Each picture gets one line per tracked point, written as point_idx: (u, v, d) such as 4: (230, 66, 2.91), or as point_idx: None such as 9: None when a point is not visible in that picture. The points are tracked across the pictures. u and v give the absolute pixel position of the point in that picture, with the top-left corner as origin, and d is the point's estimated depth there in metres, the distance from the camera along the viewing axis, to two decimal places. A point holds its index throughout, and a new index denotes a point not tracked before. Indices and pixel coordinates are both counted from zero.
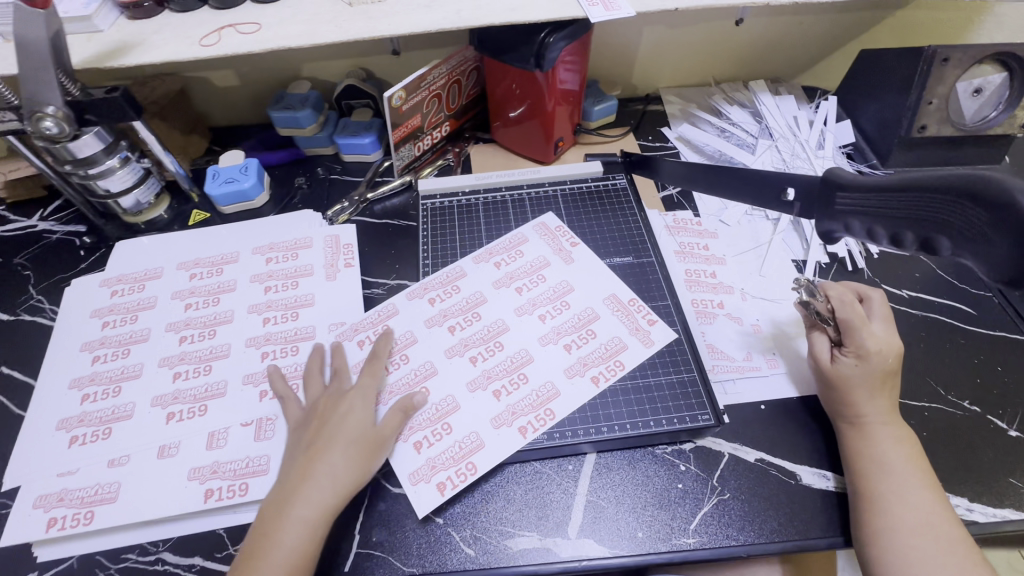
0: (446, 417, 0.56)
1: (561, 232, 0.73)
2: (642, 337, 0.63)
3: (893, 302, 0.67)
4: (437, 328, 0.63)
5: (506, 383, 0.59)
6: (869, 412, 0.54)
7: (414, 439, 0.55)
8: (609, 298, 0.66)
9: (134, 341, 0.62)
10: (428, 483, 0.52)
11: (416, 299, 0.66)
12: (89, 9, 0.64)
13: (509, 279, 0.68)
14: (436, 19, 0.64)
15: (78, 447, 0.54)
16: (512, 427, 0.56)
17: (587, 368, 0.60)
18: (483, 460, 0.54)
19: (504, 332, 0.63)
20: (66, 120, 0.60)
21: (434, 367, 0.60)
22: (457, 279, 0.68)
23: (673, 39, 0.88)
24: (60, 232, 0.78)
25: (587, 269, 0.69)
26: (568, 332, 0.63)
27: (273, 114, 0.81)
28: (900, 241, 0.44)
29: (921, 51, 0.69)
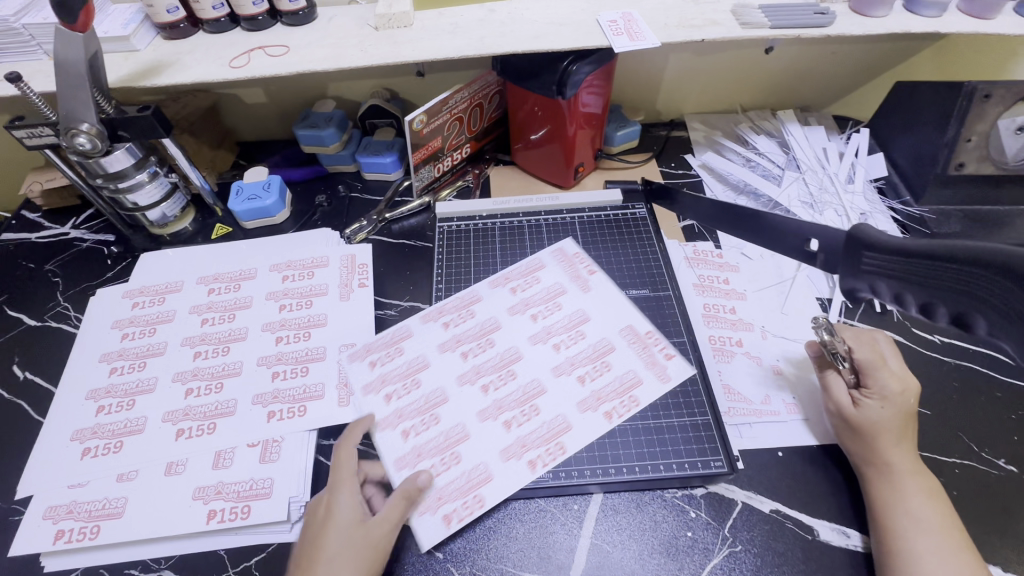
0: (455, 445, 0.55)
1: (577, 258, 0.72)
2: (658, 372, 0.61)
3: (924, 348, 0.64)
4: (450, 354, 0.62)
5: (517, 415, 0.58)
6: (896, 460, 0.51)
7: (421, 467, 0.54)
8: (625, 329, 0.64)
9: (151, 354, 0.63)
10: (433, 514, 0.51)
11: (429, 322, 0.65)
12: (127, 30, 0.67)
13: (524, 305, 0.67)
14: (460, 46, 0.65)
15: (89, 459, 0.55)
16: (521, 460, 0.55)
17: (601, 403, 0.58)
18: (490, 492, 0.53)
19: (516, 361, 0.62)
20: (99, 137, 0.62)
21: (445, 395, 0.59)
22: (472, 304, 0.67)
23: (699, 66, 0.87)
24: (90, 241, 0.81)
25: (605, 299, 0.67)
26: (582, 363, 0.61)
27: (298, 132, 0.82)
28: (932, 313, 0.39)
29: (960, 86, 0.66)
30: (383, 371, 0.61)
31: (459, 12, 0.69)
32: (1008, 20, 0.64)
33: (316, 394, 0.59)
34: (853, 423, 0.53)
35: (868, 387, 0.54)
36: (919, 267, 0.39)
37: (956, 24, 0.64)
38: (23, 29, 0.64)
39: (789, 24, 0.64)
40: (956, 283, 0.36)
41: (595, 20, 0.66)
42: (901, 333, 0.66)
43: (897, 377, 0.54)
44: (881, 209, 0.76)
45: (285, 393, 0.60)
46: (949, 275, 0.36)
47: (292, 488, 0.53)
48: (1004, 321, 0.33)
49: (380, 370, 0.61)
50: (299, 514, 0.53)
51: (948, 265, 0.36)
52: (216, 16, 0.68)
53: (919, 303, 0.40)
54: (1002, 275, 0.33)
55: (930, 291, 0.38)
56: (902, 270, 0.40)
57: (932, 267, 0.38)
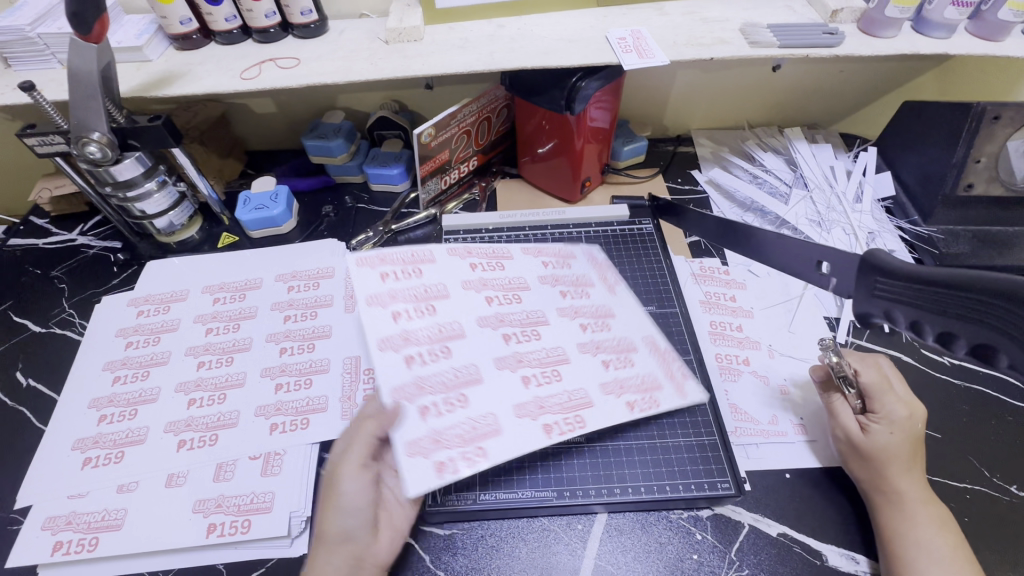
0: (464, 386, 0.51)
1: (607, 266, 0.70)
2: (677, 385, 0.58)
3: (934, 370, 0.63)
4: (473, 292, 0.60)
5: (537, 373, 0.55)
6: (906, 489, 0.50)
7: (421, 403, 0.49)
8: (647, 339, 0.62)
9: (155, 363, 0.63)
10: (425, 458, 0.46)
11: (456, 256, 0.62)
12: (140, 40, 0.67)
13: (553, 279, 0.65)
14: (469, 60, 0.65)
15: (90, 470, 0.55)
16: (536, 421, 0.51)
17: (624, 391, 0.55)
18: (495, 447, 0.48)
19: (542, 323, 0.60)
20: (109, 146, 0.62)
21: (462, 329, 0.56)
22: (504, 259, 0.65)
23: (707, 83, 0.87)
24: (97, 248, 0.81)
25: (629, 307, 0.65)
26: (607, 350, 0.59)
27: (307, 142, 0.83)
28: (951, 344, 0.38)
29: (970, 107, 0.67)
30: (396, 287, 0.56)
31: (469, 27, 0.70)
32: (1017, 42, 0.64)
33: (319, 407, 0.59)
34: (860, 448, 0.52)
35: (876, 413, 0.53)
36: (939, 294, 0.38)
37: (964, 46, 0.64)
38: (38, 38, 0.64)
39: (798, 43, 0.64)
40: (974, 310, 0.35)
41: (604, 37, 0.66)
42: (911, 354, 0.65)
43: (906, 403, 0.53)
44: (889, 228, 0.76)
45: (289, 405, 0.59)
46: (972, 303, 0.35)
47: (293, 502, 0.53)
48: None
49: (393, 284, 0.56)
50: (300, 529, 0.52)
51: (966, 294, 0.36)
52: (228, 28, 0.69)
53: (937, 332, 0.39)
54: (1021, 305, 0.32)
55: (947, 319, 0.38)
56: (921, 298, 0.39)
57: (951, 293, 0.37)
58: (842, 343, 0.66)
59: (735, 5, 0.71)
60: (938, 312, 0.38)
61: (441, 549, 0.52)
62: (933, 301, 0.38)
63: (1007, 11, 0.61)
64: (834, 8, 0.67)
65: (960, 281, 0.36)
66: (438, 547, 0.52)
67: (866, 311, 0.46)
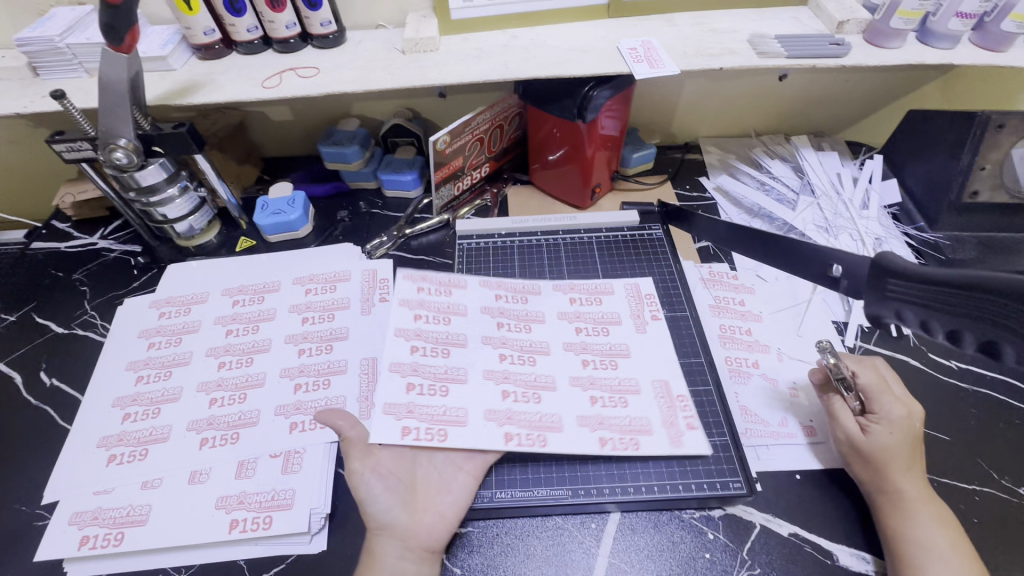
0: (449, 380, 0.59)
1: (647, 299, 0.70)
2: (673, 434, 0.57)
3: (941, 373, 0.64)
4: (488, 317, 0.66)
5: (518, 391, 0.59)
6: (906, 487, 0.51)
7: (411, 380, 0.58)
8: (658, 382, 0.61)
9: (176, 363, 0.65)
10: (395, 420, 0.55)
11: (485, 287, 0.69)
12: (164, 50, 0.69)
13: (575, 316, 0.67)
14: (484, 70, 0.67)
15: (115, 467, 0.56)
16: (500, 427, 0.56)
17: (601, 427, 0.57)
18: (456, 434, 0.55)
19: (543, 353, 0.63)
20: (135, 152, 0.64)
21: (465, 340, 0.63)
22: (530, 293, 0.70)
23: (715, 92, 0.89)
24: (117, 251, 0.83)
25: (659, 348, 0.64)
26: (602, 388, 0.60)
27: (322, 148, 0.84)
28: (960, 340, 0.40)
29: (974, 116, 0.68)
30: (425, 297, 0.66)
31: (483, 37, 0.72)
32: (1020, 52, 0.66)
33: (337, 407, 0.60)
34: (861, 448, 0.53)
35: (875, 414, 0.55)
36: (951, 295, 0.39)
37: (968, 56, 0.66)
38: (66, 48, 0.67)
39: (805, 54, 0.66)
40: (991, 311, 0.36)
41: (616, 48, 0.68)
42: (919, 358, 0.66)
43: (902, 405, 0.55)
44: (896, 234, 0.77)
45: (308, 405, 0.60)
46: (985, 304, 0.37)
47: (313, 499, 0.54)
48: None
49: (425, 295, 0.66)
50: (319, 525, 0.53)
51: (980, 296, 0.37)
52: (249, 38, 0.71)
53: (946, 330, 0.40)
54: None
55: (961, 319, 0.39)
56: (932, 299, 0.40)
57: (965, 295, 0.38)
58: (850, 347, 0.67)
59: (743, 16, 0.73)
60: (950, 311, 0.39)
61: (457, 547, 0.53)
62: (946, 301, 0.39)
63: (1009, 23, 0.63)
64: (840, 20, 0.68)
65: (971, 284, 0.37)
66: (454, 544, 0.53)
67: (874, 313, 0.47)
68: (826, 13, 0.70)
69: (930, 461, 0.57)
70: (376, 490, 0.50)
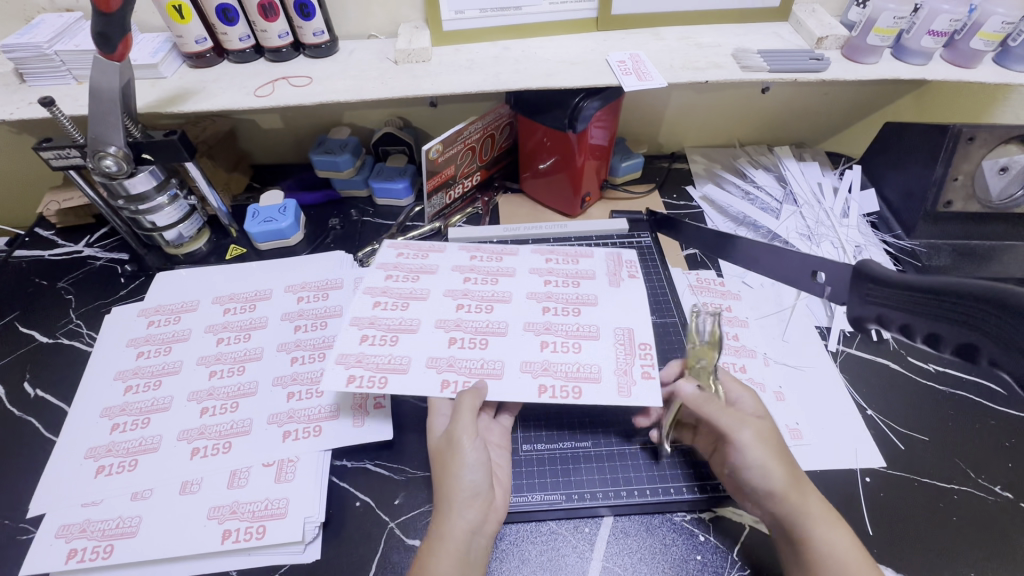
0: (400, 331, 0.58)
1: (627, 263, 0.68)
2: (623, 383, 0.54)
3: (920, 377, 0.66)
4: (458, 273, 0.65)
5: (466, 338, 0.58)
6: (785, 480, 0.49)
7: (365, 331, 0.57)
8: (621, 330, 0.59)
9: (166, 372, 0.64)
10: (343, 367, 0.54)
11: (462, 249, 0.68)
12: (155, 58, 0.69)
13: (547, 271, 0.66)
14: (476, 81, 0.68)
15: (103, 478, 0.55)
16: (439, 374, 0.54)
17: (544, 373, 0.55)
18: (397, 381, 0.53)
19: (503, 302, 0.62)
20: (125, 159, 0.64)
21: (427, 294, 0.62)
22: (506, 254, 0.68)
23: (699, 103, 0.91)
24: (103, 260, 0.82)
25: (627, 301, 0.62)
26: (557, 333, 0.58)
27: (314, 157, 0.85)
28: (939, 344, 0.41)
29: (946, 128, 0.71)
30: (390, 284, 0.62)
31: (475, 49, 0.73)
32: (989, 69, 0.69)
33: (330, 415, 0.60)
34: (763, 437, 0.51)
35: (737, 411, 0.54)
36: (926, 299, 0.41)
37: (940, 72, 0.69)
38: (55, 55, 0.66)
39: (787, 68, 0.68)
40: (961, 313, 0.38)
41: (604, 60, 0.70)
42: (897, 361, 0.68)
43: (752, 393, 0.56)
44: (874, 243, 0.80)
45: (301, 413, 0.60)
46: (954, 307, 0.38)
47: (307, 508, 0.54)
48: (1005, 350, 0.35)
49: (401, 259, 0.66)
50: (314, 534, 0.53)
51: (951, 299, 0.38)
52: (241, 47, 0.71)
53: (925, 334, 0.42)
54: (1000, 309, 0.34)
55: (935, 322, 0.40)
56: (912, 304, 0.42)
57: (937, 298, 0.39)
58: (833, 351, 0.69)
59: (727, 31, 0.76)
60: (926, 315, 0.41)
61: None
62: (924, 304, 0.41)
63: (979, 40, 0.66)
64: (819, 36, 0.71)
65: (943, 288, 0.39)
66: None
67: (858, 315, 0.49)
68: (806, 29, 0.73)
69: (910, 462, 0.59)
70: (473, 462, 0.50)
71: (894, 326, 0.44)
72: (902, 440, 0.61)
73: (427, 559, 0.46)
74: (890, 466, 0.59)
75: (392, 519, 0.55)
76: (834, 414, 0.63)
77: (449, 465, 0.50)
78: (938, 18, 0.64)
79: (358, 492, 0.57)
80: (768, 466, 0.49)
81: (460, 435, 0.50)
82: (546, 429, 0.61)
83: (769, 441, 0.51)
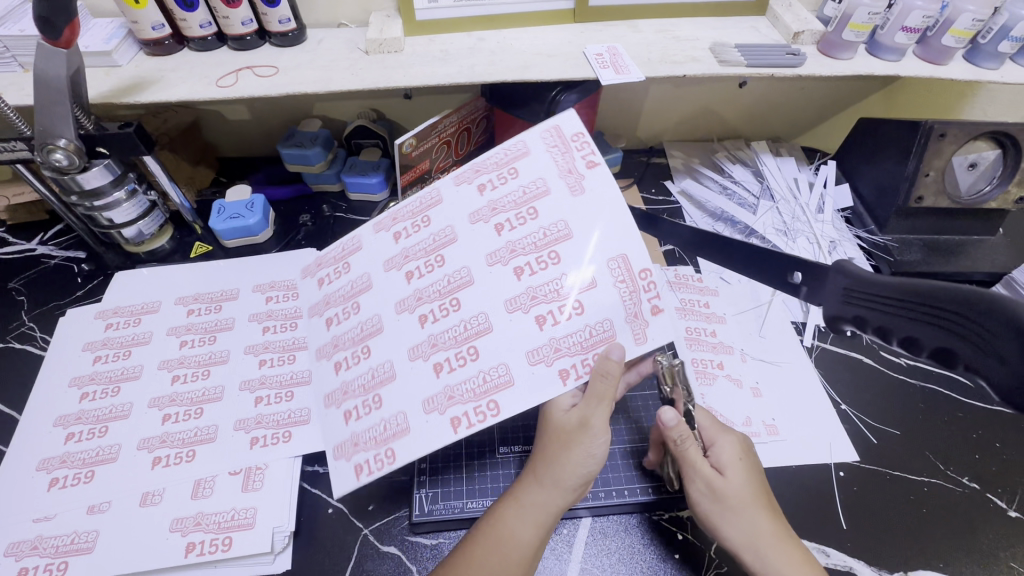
0: (379, 385, 0.53)
1: (577, 141, 0.54)
2: (637, 328, 0.51)
3: (892, 371, 0.68)
4: (395, 273, 0.57)
5: (451, 356, 0.52)
6: (730, 535, 0.49)
7: (346, 407, 0.55)
8: (616, 260, 0.51)
9: (126, 378, 0.61)
10: (348, 461, 0.52)
11: (382, 231, 0.59)
12: (109, 45, 0.65)
13: (491, 210, 0.54)
14: (451, 72, 0.66)
15: (57, 491, 0.53)
16: (443, 415, 0.50)
17: (559, 358, 0.50)
18: (405, 447, 0.50)
19: (466, 286, 0.53)
20: (77, 153, 0.60)
21: (381, 323, 0.56)
22: (431, 207, 0.57)
23: (677, 96, 0.90)
24: (58, 258, 0.78)
25: (597, 213, 0.52)
26: (546, 298, 0.51)
27: (283, 150, 0.81)
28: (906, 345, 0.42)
29: (919, 125, 0.71)
30: (339, 333, 0.59)
31: (449, 40, 0.71)
32: (960, 66, 0.70)
33: (301, 419, 0.58)
34: (718, 494, 0.50)
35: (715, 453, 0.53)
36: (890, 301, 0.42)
37: (914, 69, 0.69)
38: None
39: (764, 63, 0.67)
40: (926, 314, 0.39)
41: (582, 53, 0.68)
42: (869, 355, 0.69)
43: (738, 440, 0.54)
44: (848, 237, 0.81)
45: (269, 418, 0.58)
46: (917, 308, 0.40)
47: (277, 518, 0.52)
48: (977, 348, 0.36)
49: (328, 287, 0.61)
50: (283, 544, 0.51)
51: (913, 301, 0.40)
52: (203, 34, 0.68)
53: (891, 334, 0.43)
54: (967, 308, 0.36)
55: (901, 323, 0.41)
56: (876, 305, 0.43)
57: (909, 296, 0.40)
58: (808, 346, 0.70)
59: (706, 25, 0.75)
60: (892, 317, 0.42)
61: (427, 558, 0.52)
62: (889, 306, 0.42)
63: (950, 37, 0.67)
64: (795, 31, 0.70)
65: (906, 290, 0.40)
66: (425, 557, 0.52)
67: (834, 314, 0.49)
68: (783, 24, 0.73)
69: (882, 456, 0.60)
70: (596, 453, 0.50)
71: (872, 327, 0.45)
72: (875, 434, 0.62)
73: (500, 516, 0.49)
74: (864, 460, 0.60)
75: (366, 526, 0.53)
76: (809, 409, 0.63)
77: (573, 448, 0.49)
78: (911, 15, 0.65)
79: (330, 498, 0.55)
80: (716, 520, 0.50)
81: (595, 423, 0.49)
82: (524, 431, 0.59)
83: (728, 499, 0.50)
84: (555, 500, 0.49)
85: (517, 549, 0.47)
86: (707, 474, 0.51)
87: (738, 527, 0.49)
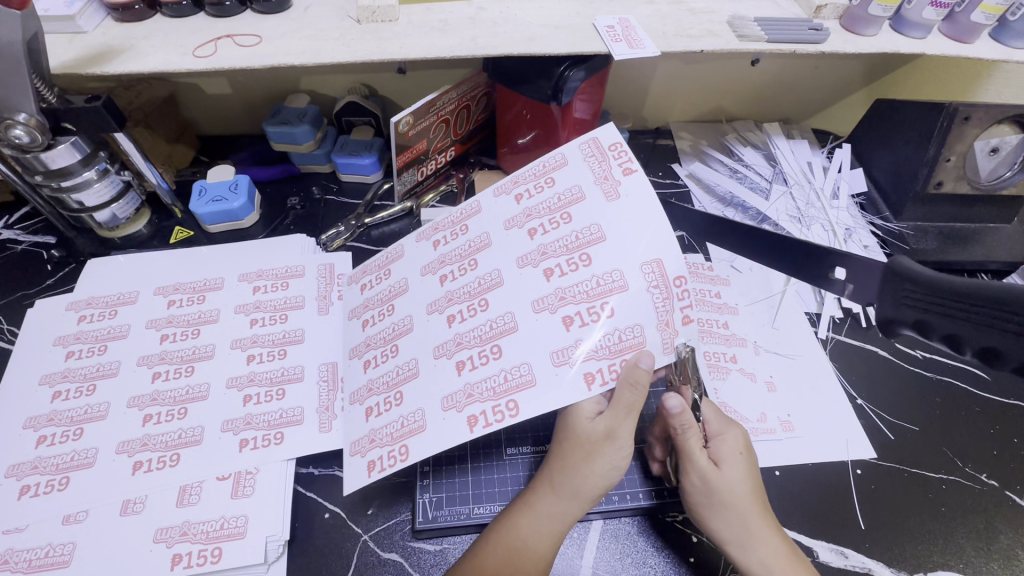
0: (402, 384, 0.52)
1: (614, 148, 0.52)
2: (667, 337, 0.49)
3: (909, 364, 0.65)
4: (431, 277, 0.56)
5: (475, 355, 0.50)
6: (718, 529, 0.48)
7: (369, 405, 0.53)
8: (649, 265, 0.49)
9: (102, 375, 0.57)
10: (362, 458, 0.50)
11: (423, 242, 0.59)
12: (71, 9, 0.58)
13: (526, 217, 0.54)
14: (451, 44, 0.60)
15: (29, 500, 0.49)
16: (461, 413, 0.48)
17: (587, 360, 0.47)
18: (418, 445, 0.48)
19: (495, 287, 0.52)
20: (38, 129, 0.54)
21: (411, 326, 0.55)
22: (470, 217, 0.57)
23: (687, 75, 0.86)
24: (25, 243, 0.72)
25: (630, 220, 0.50)
26: (575, 300, 0.49)
27: (268, 128, 0.75)
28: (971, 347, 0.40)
29: (943, 106, 0.68)
30: (372, 335, 0.57)
31: (448, 8, 0.65)
32: (986, 45, 0.66)
33: (294, 420, 0.55)
34: (711, 487, 0.49)
35: (715, 446, 0.51)
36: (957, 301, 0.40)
37: (942, 47, 0.65)
38: None
39: (786, 39, 0.63)
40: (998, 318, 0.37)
41: (592, 25, 0.63)
42: (887, 348, 0.67)
43: (742, 434, 0.52)
44: (864, 226, 0.78)
45: (259, 419, 0.54)
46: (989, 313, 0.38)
47: (270, 526, 0.49)
48: None
49: (369, 294, 0.61)
50: (277, 553, 0.48)
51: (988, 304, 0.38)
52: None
53: (951, 336, 0.41)
54: None
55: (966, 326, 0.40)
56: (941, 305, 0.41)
57: (987, 306, 0.38)
58: (823, 339, 0.68)
59: None
60: (957, 319, 0.40)
61: (431, 565, 0.49)
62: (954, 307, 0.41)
63: (980, 13, 0.63)
64: (818, 4, 0.66)
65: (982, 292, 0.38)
66: (429, 564, 0.49)
67: (889, 316, 0.47)
68: None
69: (898, 451, 0.58)
70: (618, 465, 0.48)
71: (931, 328, 0.43)
72: (893, 430, 0.60)
73: (513, 525, 0.46)
74: (881, 457, 0.58)
75: (365, 532, 0.50)
76: (825, 404, 0.61)
77: (596, 459, 0.47)
78: None
79: (327, 502, 0.52)
80: (703, 513, 0.49)
81: (622, 434, 0.47)
82: (535, 433, 0.56)
83: (736, 502, 0.48)
84: (572, 510, 0.47)
85: (532, 560, 0.45)
86: (704, 464, 0.49)
87: (722, 522, 0.48)
